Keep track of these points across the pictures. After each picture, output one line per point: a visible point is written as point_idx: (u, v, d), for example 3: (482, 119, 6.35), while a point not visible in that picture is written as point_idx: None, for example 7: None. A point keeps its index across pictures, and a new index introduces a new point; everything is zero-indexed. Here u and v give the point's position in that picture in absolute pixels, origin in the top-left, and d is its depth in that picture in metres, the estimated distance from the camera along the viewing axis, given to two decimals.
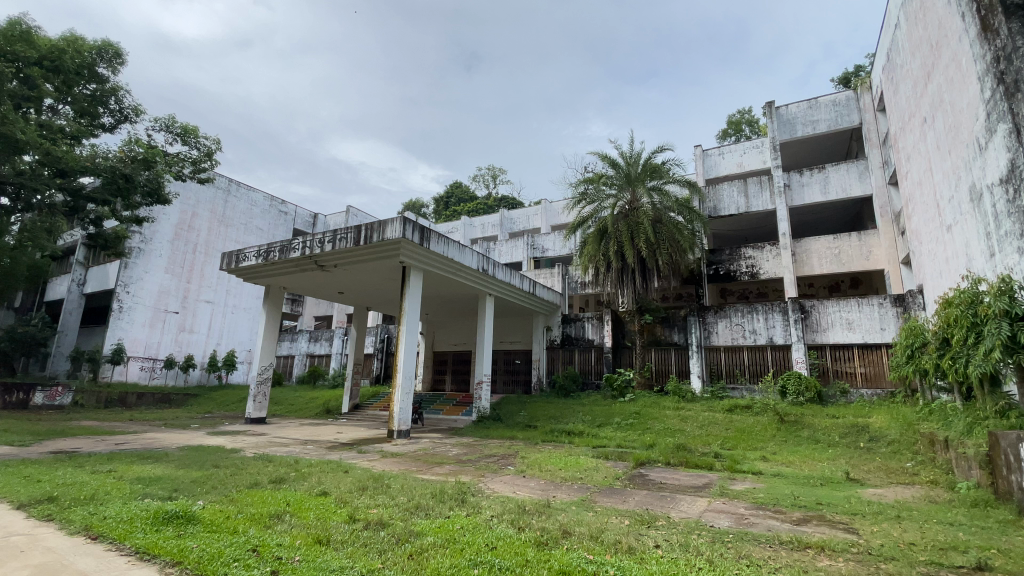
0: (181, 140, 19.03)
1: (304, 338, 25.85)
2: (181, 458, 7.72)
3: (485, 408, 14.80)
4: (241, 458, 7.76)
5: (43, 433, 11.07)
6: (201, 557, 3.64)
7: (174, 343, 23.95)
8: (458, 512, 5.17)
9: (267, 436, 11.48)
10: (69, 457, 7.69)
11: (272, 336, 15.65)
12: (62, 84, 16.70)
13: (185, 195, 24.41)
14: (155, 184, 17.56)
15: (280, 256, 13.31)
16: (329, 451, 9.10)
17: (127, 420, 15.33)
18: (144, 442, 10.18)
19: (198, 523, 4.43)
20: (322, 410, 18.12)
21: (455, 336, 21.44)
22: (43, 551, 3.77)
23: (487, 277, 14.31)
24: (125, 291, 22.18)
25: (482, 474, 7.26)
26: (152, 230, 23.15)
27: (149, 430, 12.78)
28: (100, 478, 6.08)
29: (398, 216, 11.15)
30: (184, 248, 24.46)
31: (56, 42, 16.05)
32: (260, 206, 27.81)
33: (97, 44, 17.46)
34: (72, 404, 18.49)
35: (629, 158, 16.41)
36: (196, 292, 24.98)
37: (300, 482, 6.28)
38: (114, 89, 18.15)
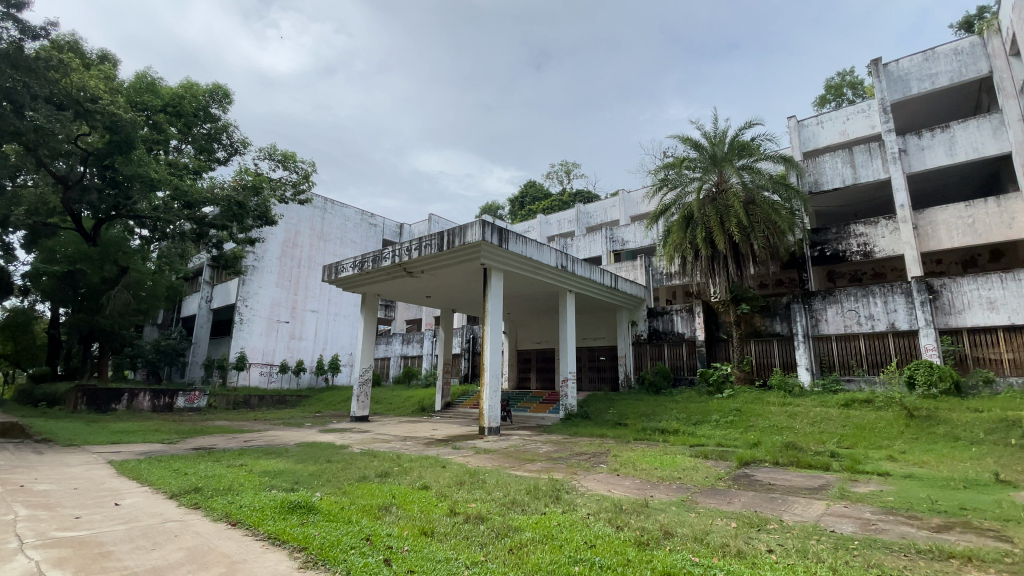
0: (283, 166, 21.00)
1: (397, 340, 27.38)
2: (298, 453, 8.47)
3: (573, 405, 14.64)
4: (350, 453, 8.37)
5: (187, 431, 12.74)
6: (323, 544, 3.96)
7: (287, 349, 26.48)
8: (555, 509, 5.17)
9: (369, 433, 12.28)
10: (210, 452, 8.77)
11: (369, 340, 16.73)
12: (184, 126, 19.27)
13: (289, 216, 26.92)
14: (264, 208, 19.34)
15: (372, 265, 14.17)
16: (427, 447, 9.54)
17: (251, 419, 17.20)
18: (267, 438, 11.34)
19: (317, 513, 4.84)
20: (417, 408, 19.08)
21: (538, 334, 21.53)
22: (192, 535, 4.32)
23: (568, 273, 14.19)
24: (244, 304, 24.90)
25: (575, 472, 7.20)
26: (263, 249, 25.75)
27: (270, 428, 14.22)
28: (234, 472, 6.85)
29: (477, 220, 11.38)
30: (290, 263, 26.90)
31: (176, 90, 18.76)
32: (352, 221, 29.84)
33: (209, 87, 19.67)
34: (207, 406, 21.04)
35: (714, 138, 15.43)
36: (303, 303, 27.41)
37: (403, 476, 6.64)
38: (225, 126, 20.40)
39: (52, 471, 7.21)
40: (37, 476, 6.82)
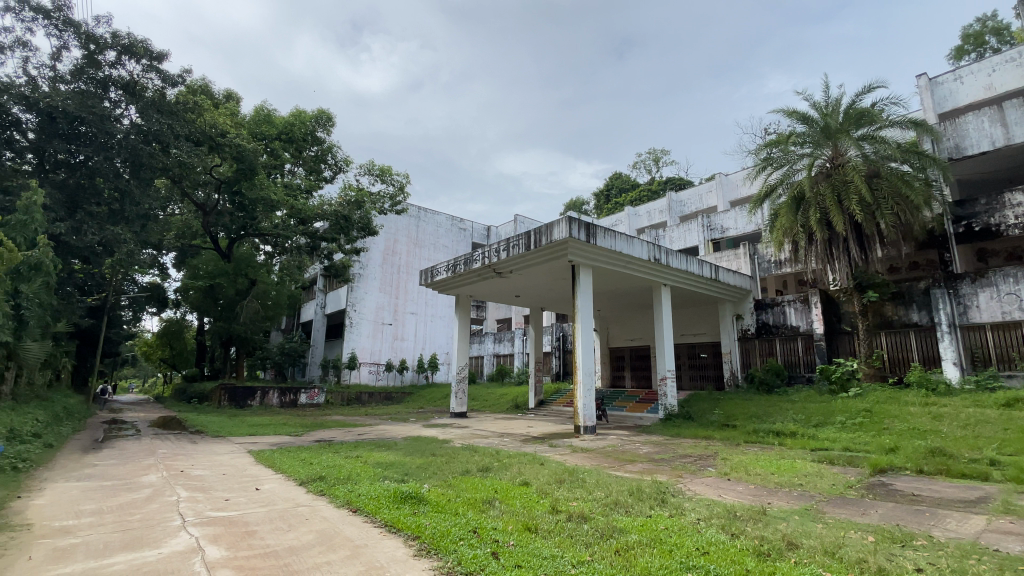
0: (381, 179, 22.56)
1: (489, 339, 28.12)
2: (405, 446, 9.02)
3: (673, 405, 13.99)
4: (452, 448, 8.73)
5: (309, 425, 14.08)
6: (434, 534, 4.16)
7: (391, 349, 28.36)
8: (661, 512, 4.96)
9: (469, 428, 12.72)
10: (330, 444, 9.63)
11: (464, 339, 17.35)
12: (295, 150, 21.36)
13: (388, 226, 28.78)
14: (366, 220, 20.83)
15: (464, 268, 14.68)
16: (524, 444, 9.66)
17: (363, 414, 18.67)
18: (377, 432, 12.21)
19: (426, 503, 5.10)
20: (512, 406, 19.48)
21: (631, 331, 20.89)
22: (320, 520, 4.75)
23: (662, 266, 13.61)
24: (353, 309, 27.09)
25: (680, 475, 6.87)
26: (366, 257, 27.79)
27: (380, 423, 15.28)
28: (352, 462, 7.45)
29: (563, 217, 11.31)
30: (390, 270, 28.76)
31: (288, 119, 20.81)
32: (444, 227, 31.16)
33: (315, 113, 21.52)
34: (326, 402, 23.14)
35: (826, 108, 13.92)
36: (403, 306, 29.20)
37: (503, 471, 6.78)
38: (330, 147, 22.31)
39: (206, 458, 8.36)
40: (195, 462, 7.94)
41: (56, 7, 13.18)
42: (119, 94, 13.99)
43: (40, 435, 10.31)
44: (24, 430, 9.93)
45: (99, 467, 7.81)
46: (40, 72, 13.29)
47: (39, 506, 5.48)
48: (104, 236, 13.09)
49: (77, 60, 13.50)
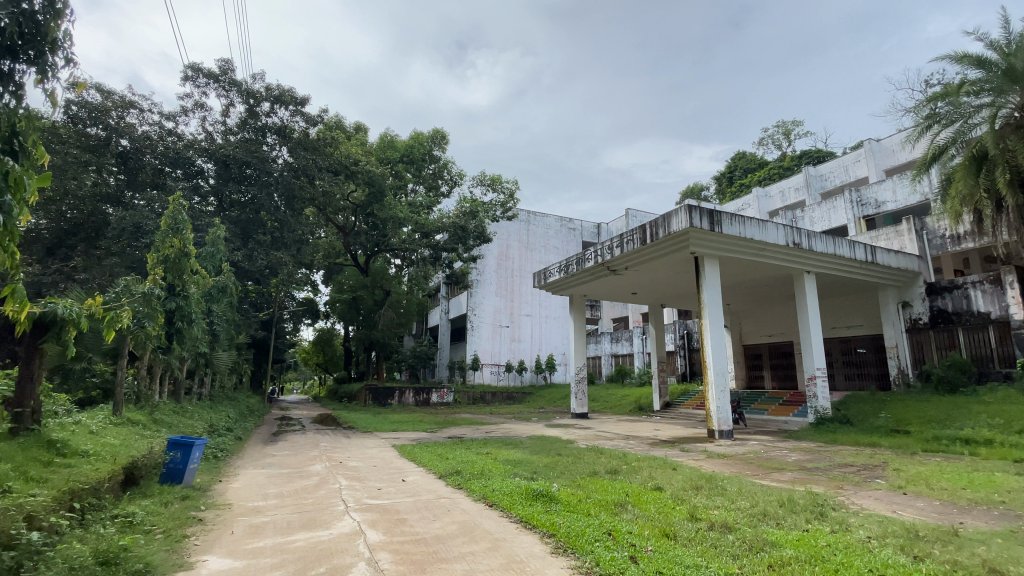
0: (492, 188, 23.49)
1: (607, 339, 27.60)
2: (531, 445, 9.22)
3: (826, 408, 12.41)
4: (578, 448, 8.73)
5: (441, 423, 15.09)
6: (569, 533, 4.19)
7: (510, 351, 29.27)
8: (820, 527, 4.42)
9: (592, 430, 12.60)
10: (461, 440, 10.22)
11: (581, 340, 17.26)
12: (416, 170, 23.12)
13: (501, 232, 29.78)
14: (481, 228, 21.97)
15: (578, 268, 14.63)
16: (653, 447, 9.29)
17: (488, 413, 19.46)
18: (502, 431, 12.65)
19: (558, 502, 5.17)
20: (635, 407, 18.91)
21: (767, 325, 19.06)
22: (461, 512, 5.07)
23: (801, 251, 12.22)
24: (473, 313, 28.48)
25: (839, 486, 6.07)
26: (482, 264, 29.05)
27: (504, 422, 15.85)
28: (484, 459, 7.81)
29: (682, 206, 10.71)
30: (505, 274, 29.72)
31: (408, 142, 22.67)
32: (554, 228, 31.37)
33: (431, 133, 23.11)
34: (453, 401, 24.59)
35: (1008, 47, 11.42)
36: (518, 308, 29.99)
37: (633, 474, 6.58)
38: (445, 164, 23.78)
39: (358, 452, 9.40)
40: (350, 454, 8.98)
41: (223, 71, 15.84)
42: (274, 137, 16.43)
43: (233, 430, 12.44)
44: (221, 425, 12.07)
45: (277, 457, 9.20)
46: (216, 128, 16.12)
47: (236, 489, 6.62)
48: (270, 260, 15.56)
49: (242, 113, 16.08)
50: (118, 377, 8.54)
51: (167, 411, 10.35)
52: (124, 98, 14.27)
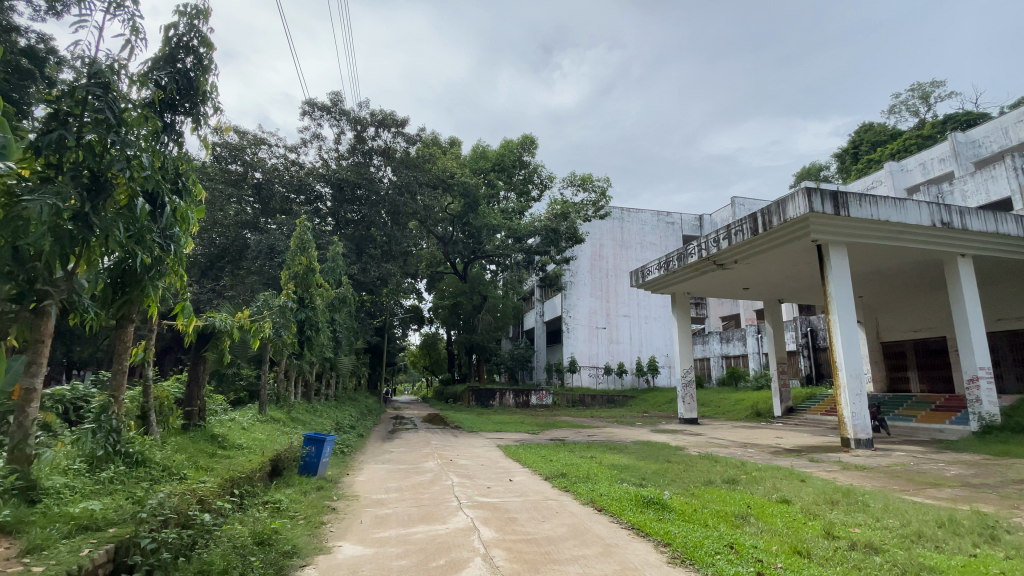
0: (583, 187, 23.28)
1: (715, 339, 25.93)
2: (638, 450, 8.91)
3: (994, 415, 10.47)
4: (690, 455, 8.27)
5: (543, 425, 15.20)
6: (685, 543, 3.99)
7: (609, 353, 28.68)
8: (993, 552, 3.73)
9: (704, 436, 11.88)
10: (565, 443, 10.18)
11: (686, 340, 16.40)
12: (507, 177, 23.66)
13: (594, 232, 29.33)
14: (573, 229, 21.92)
15: (680, 264, 13.93)
16: (775, 457, 8.52)
17: (590, 417, 19.18)
18: (606, 435, 12.43)
19: (671, 511, 4.94)
20: (752, 413, 17.49)
21: (909, 318, 16.61)
22: (570, 515, 5.05)
23: (952, 231, 10.49)
24: (568, 316, 28.33)
25: (1019, 507, 5.07)
26: (575, 265, 28.84)
27: (608, 426, 15.54)
28: (589, 462, 7.71)
29: (798, 191, 9.75)
30: (599, 274, 29.21)
31: (499, 151, 23.29)
32: (650, 223, 30.22)
33: (520, 139, 23.50)
34: (553, 404, 24.63)
35: None
36: (616, 309, 29.25)
37: (754, 485, 6.08)
38: (535, 168, 23.98)
39: (466, 451, 9.79)
40: (459, 453, 9.39)
41: (335, 103, 17.51)
42: (379, 159, 17.84)
43: (355, 428, 13.66)
44: (346, 423, 13.30)
45: (394, 453, 9.92)
46: (330, 155, 17.88)
47: (362, 481, 7.25)
48: (381, 272, 17.01)
49: (351, 140, 17.65)
50: (262, 380, 9.77)
51: (301, 410, 11.65)
52: (256, 137, 16.35)
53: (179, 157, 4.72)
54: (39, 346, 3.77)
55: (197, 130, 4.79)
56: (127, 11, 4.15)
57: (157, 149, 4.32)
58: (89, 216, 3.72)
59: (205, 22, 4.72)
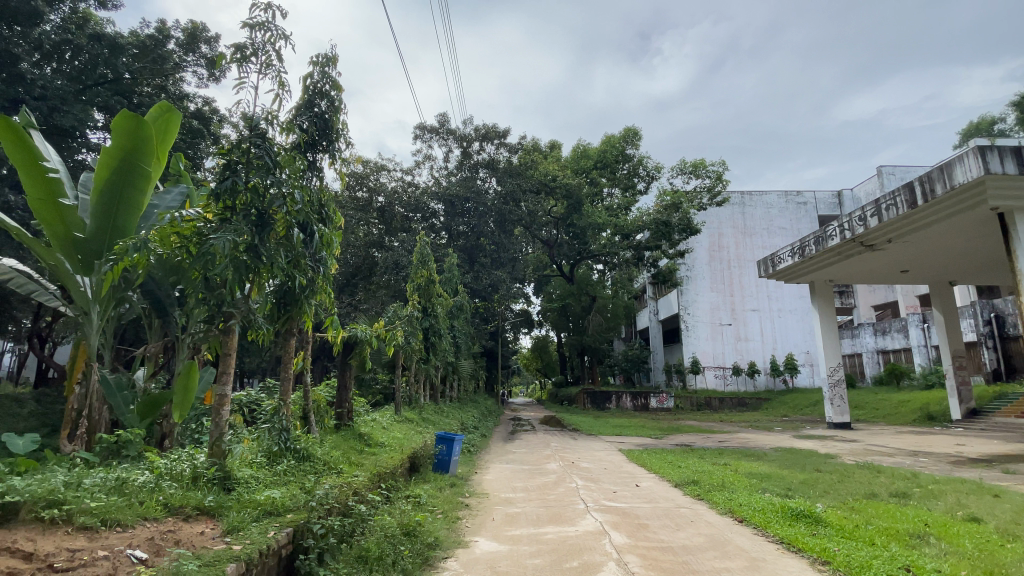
0: (695, 175, 21.95)
1: (866, 332, 22.69)
2: (779, 458, 8.11)
3: None
4: (843, 464, 7.32)
5: (667, 429, 14.52)
6: (849, 563, 3.53)
7: (736, 351, 26.55)
8: None
9: (860, 442, 10.42)
10: (693, 449, 9.62)
11: (831, 333, 14.61)
12: (611, 173, 23.17)
13: (710, 221, 27.41)
14: (686, 220, 20.78)
15: (818, 248, 12.47)
16: (958, 468, 7.18)
17: (718, 420, 17.88)
18: (740, 440, 11.48)
19: (827, 525, 4.41)
20: (921, 416, 14.96)
21: None
22: (707, 524, 4.75)
23: None
24: (687, 312, 26.78)
25: None
26: (692, 258, 27.17)
27: (740, 430, 14.36)
28: (723, 470, 7.19)
29: (964, 153, 8.21)
30: (719, 266, 27.22)
31: (601, 148, 22.94)
32: (777, 206, 27.47)
33: (623, 133, 22.90)
34: (676, 407, 23.39)
35: None
36: (741, 303, 26.97)
37: (931, 500, 5.19)
38: (640, 160, 23.18)
39: (589, 454, 9.72)
40: (581, 456, 9.36)
41: (442, 124, 18.65)
42: (484, 171, 18.67)
43: (478, 428, 14.31)
44: (470, 424, 14.02)
45: (517, 454, 10.21)
46: (440, 173, 19.06)
47: (490, 480, 7.58)
48: (493, 279, 17.70)
49: (458, 156, 18.66)
50: (396, 384, 10.66)
51: (430, 411, 12.54)
52: (376, 164, 17.98)
53: (321, 189, 5.36)
54: (228, 358, 4.48)
55: (333, 164, 5.42)
56: (275, 69, 4.85)
57: (305, 183, 4.95)
58: (258, 247, 4.40)
59: (334, 67, 5.33)
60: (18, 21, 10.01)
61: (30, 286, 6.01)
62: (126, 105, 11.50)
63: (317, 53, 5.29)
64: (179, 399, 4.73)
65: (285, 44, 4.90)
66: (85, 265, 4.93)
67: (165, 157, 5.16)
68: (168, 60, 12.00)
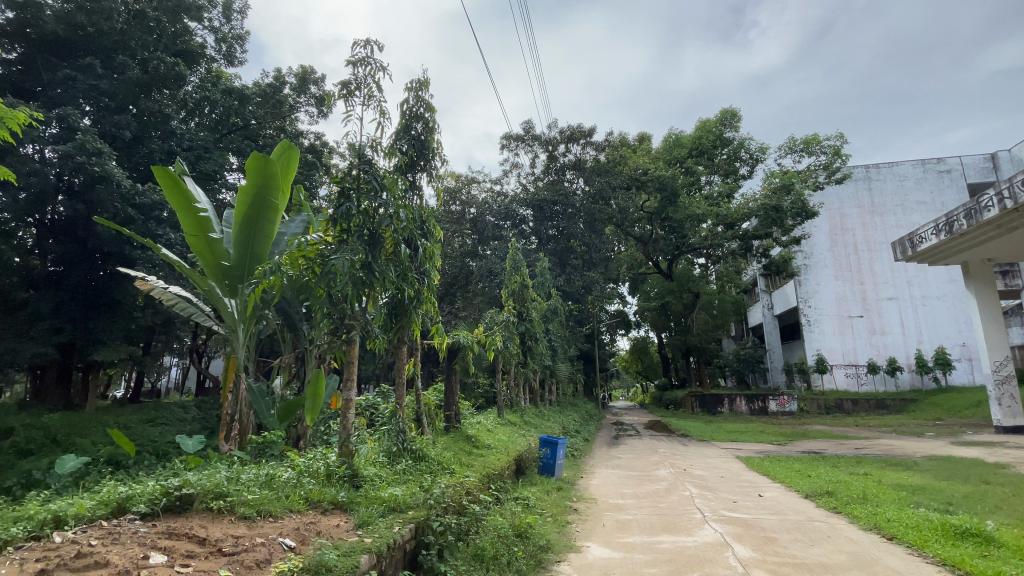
0: (807, 152, 19.96)
1: None
2: (933, 468, 7.00)
3: None
4: (1023, 476, 6.13)
5: (791, 434, 13.21)
6: None
7: (870, 347, 23.50)
8: None
9: None
10: (825, 456, 8.65)
11: (995, 322, 12.38)
12: (709, 160, 21.91)
13: (829, 201, 24.66)
14: (800, 202, 18.95)
15: (970, 222, 10.64)
16: None
17: (853, 425, 15.92)
18: (882, 448, 10.10)
19: (1003, 547, 3.73)
20: None
21: None
22: (847, 540, 4.25)
23: None
24: (808, 305, 24.28)
25: None
26: (809, 245, 24.64)
27: (881, 437, 12.64)
28: (862, 480, 6.39)
29: None
30: (843, 251, 24.38)
31: (696, 135, 21.77)
32: (911, 178, 23.98)
33: (719, 116, 21.50)
34: (800, 410, 21.23)
35: None
36: (874, 292, 23.85)
37: None
38: (741, 143, 21.60)
39: (702, 460, 9.16)
40: (694, 463, 8.85)
41: (527, 131, 18.92)
42: (571, 173, 18.66)
43: (581, 432, 14.18)
44: (573, 428, 13.92)
45: (624, 459, 9.93)
46: (528, 179, 19.33)
47: (598, 485, 7.45)
48: (586, 281, 17.49)
49: (545, 160, 18.82)
50: (497, 388, 10.95)
51: (532, 415, 12.68)
52: (467, 177, 18.71)
53: (422, 206, 5.68)
54: (351, 366, 4.89)
55: (430, 181, 5.73)
56: (376, 99, 5.25)
57: (408, 202, 5.28)
58: (372, 264, 4.79)
59: (427, 90, 5.63)
60: (167, 84, 11.69)
61: (190, 309, 7.10)
62: (255, 147, 13.21)
63: (411, 79, 5.63)
64: (310, 403, 5.25)
65: (383, 75, 5.27)
66: (231, 288, 5.68)
67: (288, 189, 5.79)
68: (285, 103, 13.57)
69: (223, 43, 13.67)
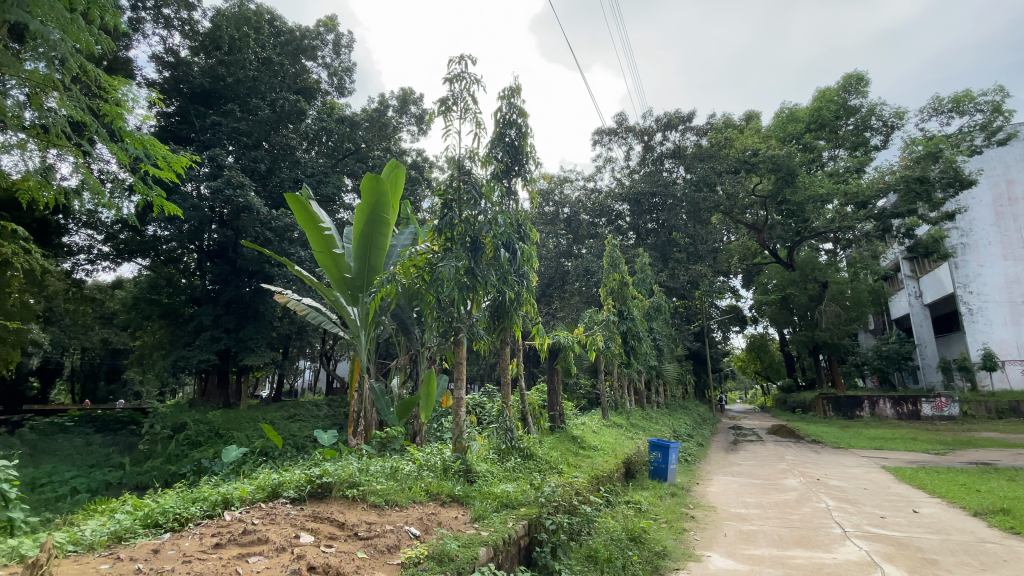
0: (958, 112, 17.03)
1: None
2: None
3: None
4: None
5: (954, 442, 11.26)
6: None
7: None
8: None
9: None
10: (999, 469, 7.27)
11: None
12: (831, 133, 19.64)
13: (989, 167, 20.75)
14: (952, 171, 16.23)
15: None
16: None
17: None
18: None
19: None
20: None
21: None
22: None
23: None
24: (968, 292, 20.60)
25: None
26: (966, 220, 20.91)
27: None
28: None
29: None
30: (1013, 224, 20.34)
31: (813, 107, 19.61)
32: None
33: (841, 82, 19.14)
34: (964, 415, 18.08)
35: None
36: None
37: None
38: (871, 110, 19.02)
39: (838, 470, 8.18)
40: (827, 472, 7.93)
41: (620, 124, 18.45)
42: (670, 162, 17.85)
43: (694, 436, 13.40)
44: (684, 431, 13.22)
45: (744, 466, 9.20)
46: (623, 174, 18.84)
47: (715, 493, 6.99)
48: (692, 275, 16.56)
49: (640, 151, 18.24)
50: (601, 389, 10.78)
51: (639, 417, 12.28)
52: (560, 178, 18.73)
53: (518, 210, 5.79)
54: (460, 367, 5.14)
55: (525, 185, 5.83)
56: (472, 111, 5.47)
57: (506, 208, 5.42)
58: (475, 269, 5.02)
59: (519, 96, 5.73)
60: (291, 120, 13.08)
61: (319, 317, 7.95)
62: (365, 167, 14.48)
63: (503, 88, 5.77)
64: (424, 402, 5.61)
65: (478, 87, 5.48)
66: (353, 297, 6.31)
67: (397, 204, 6.23)
68: (389, 125, 14.75)
69: (334, 77, 15.18)
